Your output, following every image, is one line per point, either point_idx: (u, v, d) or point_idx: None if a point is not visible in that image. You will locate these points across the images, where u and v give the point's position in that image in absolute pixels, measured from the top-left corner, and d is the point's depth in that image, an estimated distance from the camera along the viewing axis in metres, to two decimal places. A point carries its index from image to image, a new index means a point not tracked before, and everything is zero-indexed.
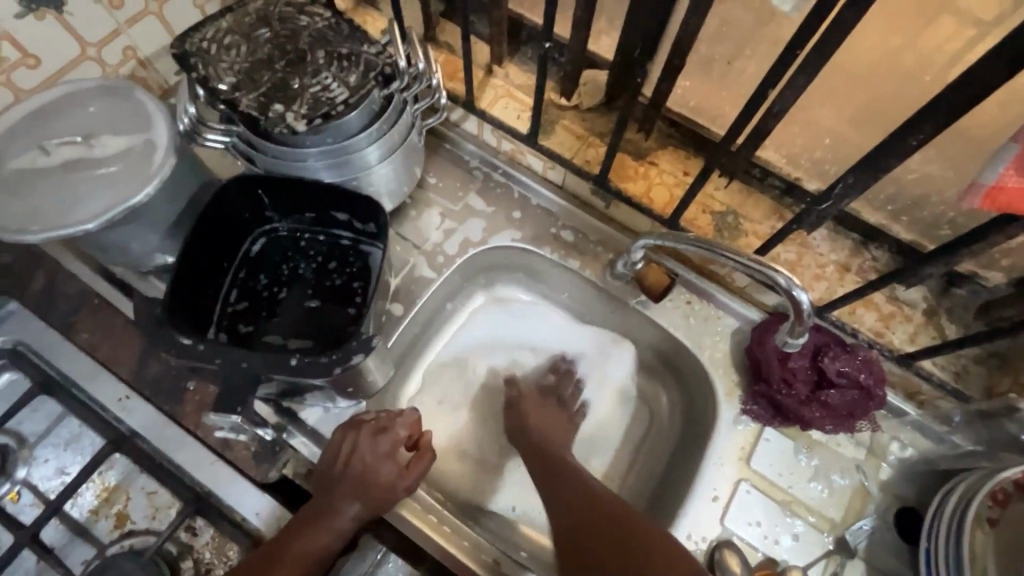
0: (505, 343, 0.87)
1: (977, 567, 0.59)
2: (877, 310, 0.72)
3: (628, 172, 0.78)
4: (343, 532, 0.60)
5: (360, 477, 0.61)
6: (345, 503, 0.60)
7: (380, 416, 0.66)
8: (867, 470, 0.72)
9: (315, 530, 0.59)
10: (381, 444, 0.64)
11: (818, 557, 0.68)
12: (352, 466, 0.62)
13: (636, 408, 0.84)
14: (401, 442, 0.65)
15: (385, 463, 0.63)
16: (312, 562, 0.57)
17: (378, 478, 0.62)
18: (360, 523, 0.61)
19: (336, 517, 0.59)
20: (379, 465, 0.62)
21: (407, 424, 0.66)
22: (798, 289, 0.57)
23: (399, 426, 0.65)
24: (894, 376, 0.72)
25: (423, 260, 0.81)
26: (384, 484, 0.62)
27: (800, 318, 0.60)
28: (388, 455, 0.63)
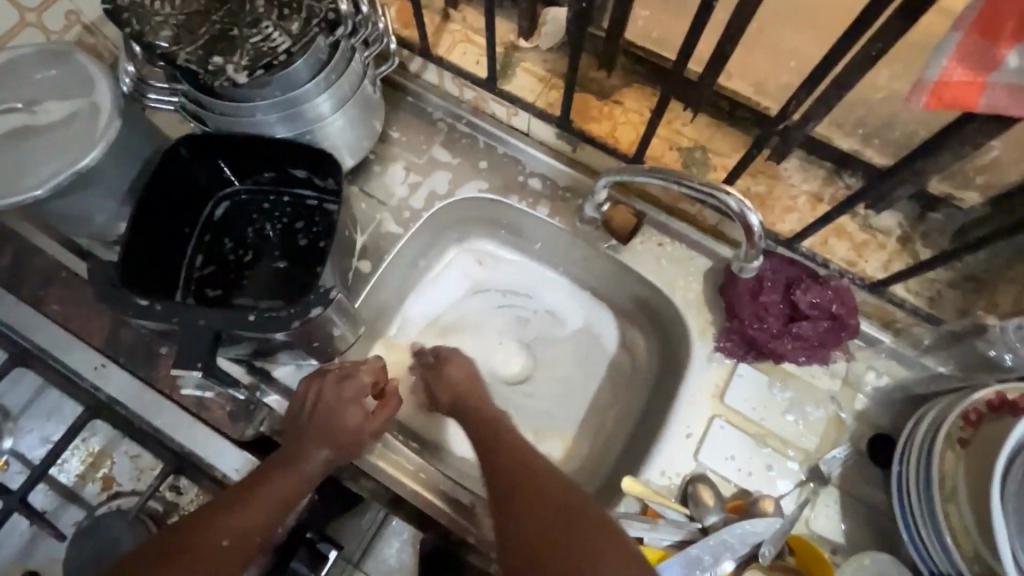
0: (477, 295, 0.87)
1: (946, 487, 0.60)
2: (850, 239, 0.71)
3: (593, 113, 0.76)
4: (309, 477, 0.61)
5: (327, 420, 0.63)
6: (312, 448, 0.61)
7: (344, 365, 0.68)
8: (842, 401, 0.71)
9: (282, 472, 0.60)
10: (345, 390, 0.66)
11: (792, 487, 0.68)
12: (319, 410, 0.64)
13: (612, 356, 0.85)
14: (366, 389, 0.67)
15: (352, 408, 0.65)
16: (281, 501, 0.58)
17: (344, 423, 0.63)
18: (327, 468, 0.62)
19: (302, 460, 0.61)
20: (344, 409, 0.64)
21: (371, 371, 0.69)
22: (750, 212, 0.56)
23: (363, 372, 0.68)
24: (868, 304, 0.71)
25: (389, 216, 0.80)
26: (351, 429, 0.64)
27: (754, 243, 0.60)
28: (353, 400, 0.65)
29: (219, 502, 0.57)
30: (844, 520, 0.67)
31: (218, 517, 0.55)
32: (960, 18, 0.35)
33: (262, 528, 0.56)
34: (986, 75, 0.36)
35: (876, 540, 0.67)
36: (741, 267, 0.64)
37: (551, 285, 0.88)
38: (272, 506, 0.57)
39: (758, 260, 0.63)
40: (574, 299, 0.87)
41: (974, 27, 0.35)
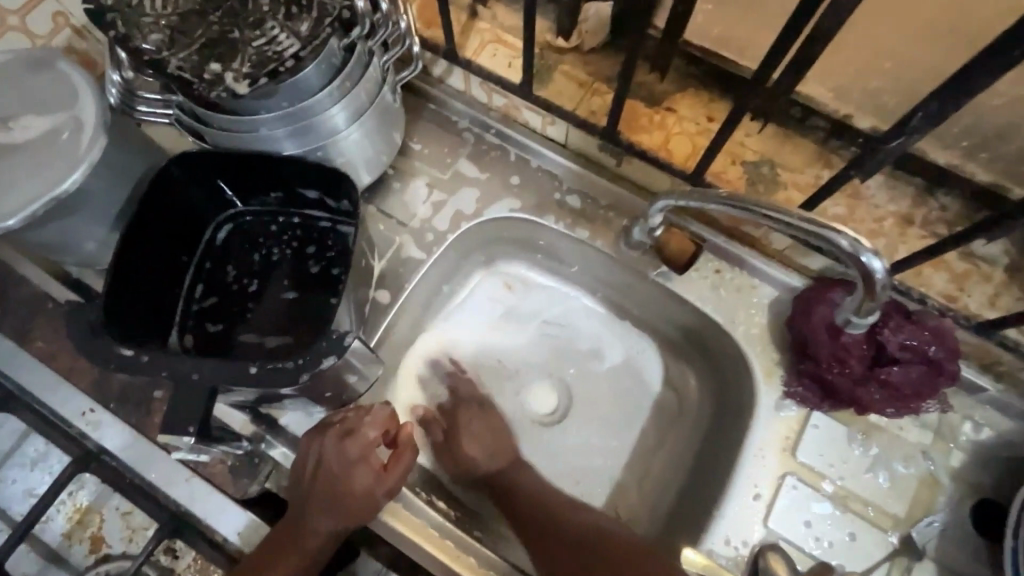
0: (507, 324, 0.78)
1: None
2: (948, 268, 0.60)
3: (642, 122, 0.67)
4: (315, 549, 0.55)
5: (332, 488, 0.55)
6: (317, 523, 0.55)
7: (348, 416, 0.58)
8: (936, 457, 0.61)
9: (286, 551, 0.54)
10: (347, 453, 0.56)
11: (879, 561, 0.58)
12: (322, 476, 0.55)
13: (657, 396, 0.76)
14: (374, 445, 0.57)
15: (356, 472, 0.55)
16: None
17: (348, 494, 0.55)
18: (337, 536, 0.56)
19: (308, 534, 0.55)
20: (350, 474, 0.55)
21: (378, 423, 0.58)
22: (867, 253, 0.45)
23: (369, 426, 0.57)
24: (967, 346, 0.61)
25: (409, 239, 0.71)
26: (358, 496, 0.55)
27: (872, 292, 0.49)
28: (356, 463, 0.56)
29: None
30: None
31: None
32: None
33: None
34: None
35: None
36: (852, 321, 0.55)
37: (589, 312, 0.79)
38: None
39: (874, 314, 0.53)
40: (615, 329, 0.78)
41: None
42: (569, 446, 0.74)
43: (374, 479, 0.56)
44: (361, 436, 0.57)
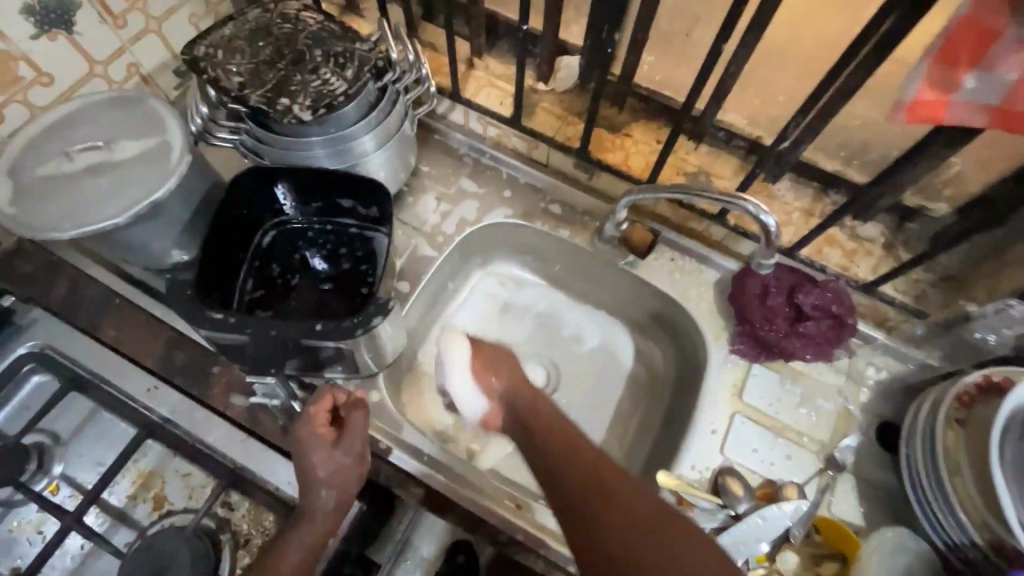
0: (504, 315, 0.94)
1: (952, 462, 0.66)
2: (841, 247, 0.80)
3: (606, 145, 0.86)
4: (319, 523, 0.62)
5: (304, 468, 0.63)
6: (314, 500, 0.62)
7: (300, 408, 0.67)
8: (848, 394, 0.78)
9: (295, 538, 0.61)
10: (309, 437, 0.64)
11: (811, 475, 0.74)
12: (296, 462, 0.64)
13: (630, 370, 0.91)
14: (324, 422, 0.66)
15: (315, 445, 0.64)
16: (310, 550, 0.61)
17: (328, 466, 0.63)
18: (338, 508, 0.64)
19: (308, 514, 0.62)
20: (311, 451, 0.63)
21: (320, 402, 0.66)
22: (762, 213, 0.68)
23: (311, 406, 0.66)
24: (862, 306, 0.80)
25: (423, 241, 0.86)
26: (337, 466, 0.64)
27: (767, 241, 0.72)
28: (319, 440, 0.64)
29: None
30: (861, 503, 0.72)
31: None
32: (928, 50, 0.44)
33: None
34: (951, 95, 0.45)
35: (892, 521, 0.72)
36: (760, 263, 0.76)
37: (571, 305, 0.95)
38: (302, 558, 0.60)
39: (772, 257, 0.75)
40: (592, 317, 0.95)
41: (938, 56, 0.43)
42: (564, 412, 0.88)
43: (329, 446, 0.64)
44: (307, 423, 0.65)
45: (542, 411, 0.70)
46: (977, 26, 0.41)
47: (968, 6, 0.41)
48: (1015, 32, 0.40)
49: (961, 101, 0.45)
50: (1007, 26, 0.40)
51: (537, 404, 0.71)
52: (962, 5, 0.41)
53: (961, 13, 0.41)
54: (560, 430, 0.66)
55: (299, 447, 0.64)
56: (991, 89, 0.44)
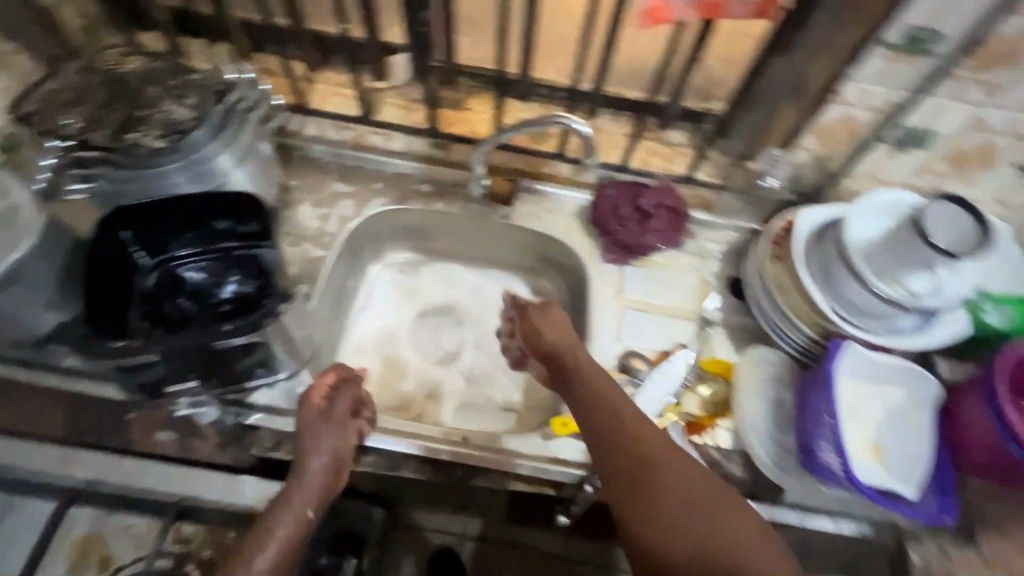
0: (411, 297, 1.02)
1: (779, 285, 0.84)
2: (661, 155, 0.97)
3: (451, 120, 0.98)
4: (314, 497, 0.65)
5: (314, 443, 0.68)
6: (308, 472, 0.66)
7: (317, 387, 0.73)
8: (703, 267, 0.95)
9: (291, 506, 0.63)
10: (307, 413, 0.70)
11: (692, 336, 0.89)
12: (305, 435, 0.69)
13: (532, 311, 1.03)
14: (345, 409, 0.73)
15: (335, 425, 0.70)
16: (294, 525, 0.62)
17: (327, 440, 0.68)
18: (327, 481, 0.67)
19: (304, 480, 0.65)
20: (328, 426, 0.69)
21: (343, 388, 0.74)
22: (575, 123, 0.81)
23: (342, 390, 0.73)
24: (690, 196, 0.97)
25: (311, 245, 0.91)
26: (330, 437, 0.69)
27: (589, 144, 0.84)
28: (312, 414, 0.70)
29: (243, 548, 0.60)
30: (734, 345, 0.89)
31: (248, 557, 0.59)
32: None
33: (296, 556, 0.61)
34: None
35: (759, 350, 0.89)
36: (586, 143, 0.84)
37: (465, 270, 1.05)
38: (289, 524, 0.62)
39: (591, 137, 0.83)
40: (488, 277, 1.05)
41: None
42: (485, 364, 0.98)
43: (343, 432, 0.70)
44: (328, 399, 0.72)
45: (640, 438, 0.64)
46: None
47: None
48: None
49: None
50: None
51: (620, 416, 0.65)
52: None
53: None
54: (647, 454, 0.63)
55: (313, 419, 0.70)
56: None
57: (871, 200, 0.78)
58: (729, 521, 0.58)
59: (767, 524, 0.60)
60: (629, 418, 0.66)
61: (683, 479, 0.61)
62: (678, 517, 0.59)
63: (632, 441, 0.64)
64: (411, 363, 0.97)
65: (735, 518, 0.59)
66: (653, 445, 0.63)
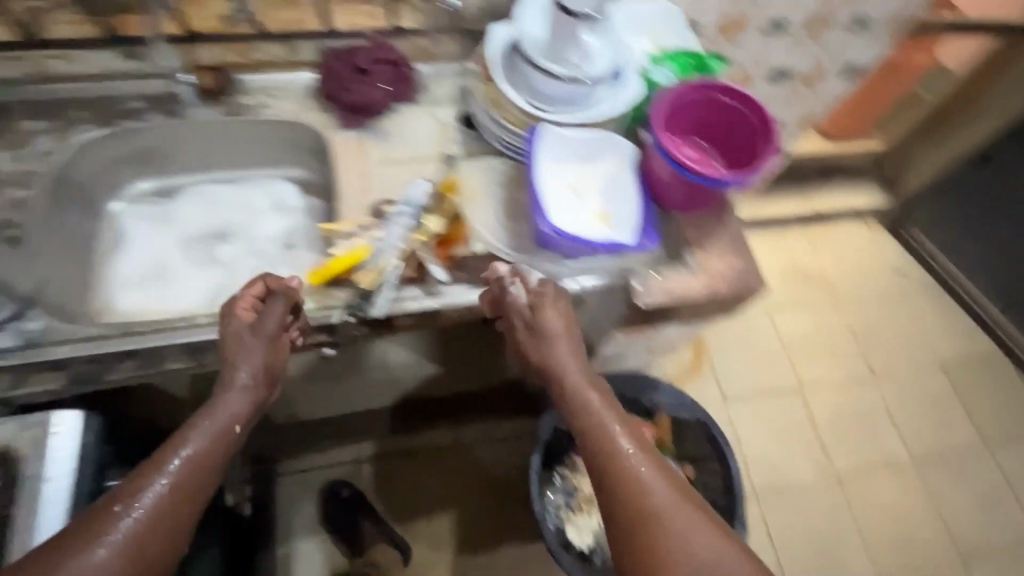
0: (168, 224, 0.99)
1: (494, 100, 0.91)
2: (368, 14, 0.98)
3: (136, 25, 0.90)
4: (198, 444, 0.66)
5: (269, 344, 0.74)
6: (235, 372, 0.72)
7: (251, 301, 0.76)
8: (439, 112, 1.00)
9: (168, 464, 0.63)
10: (231, 315, 0.75)
11: (438, 172, 0.94)
12: (252, 323, 0.74)
13: (299, 205, 1.03)
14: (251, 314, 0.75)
15: (284, 340, 0.74)
16: (142, 559, 0.58)
17: (271, 319, 0.74)
18: (251, 391, 0.73)
19: (231, 389, 0.71)
20: (268, 324, 0.74)
21: (285, 300, 0.76)
22: None
23: (280, 295, 0.76)
24: (411, 49, 1.01)
25: (13, 188, 0.83)
26: (274, 329, 0.75)
27: None
28: (237, 323, 0.74)
29: (84, 530, 0.57)
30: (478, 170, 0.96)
31: (126, 497, 0.60)
32: None
33: (159, 556, 0.59)
34: None
35: None
36: None
37: (218, 185, 1.02)
38: (144, 553, 0.58)
39: None
40: (250, 183, 1.03)
41: None
42: (263, 264, 0.98)
43: (249, 313, 0.75)
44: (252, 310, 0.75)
45: (551, 334, 0.77)
46: None
47: None
48: None
49: None
50: None
51: (556, 377, 0.76)
52: None
53: None
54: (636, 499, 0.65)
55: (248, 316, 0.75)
56: None
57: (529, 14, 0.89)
58: (642, 500, 0.64)
59: (679, 494, 0.65)
60: (601, 416, 0.72)
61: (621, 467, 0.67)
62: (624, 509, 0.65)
63: (584, 419, 0.73)
64: (185, 283, 0.95)
65: (658, 497, 0.65)
66: (593, 408, 0.73)
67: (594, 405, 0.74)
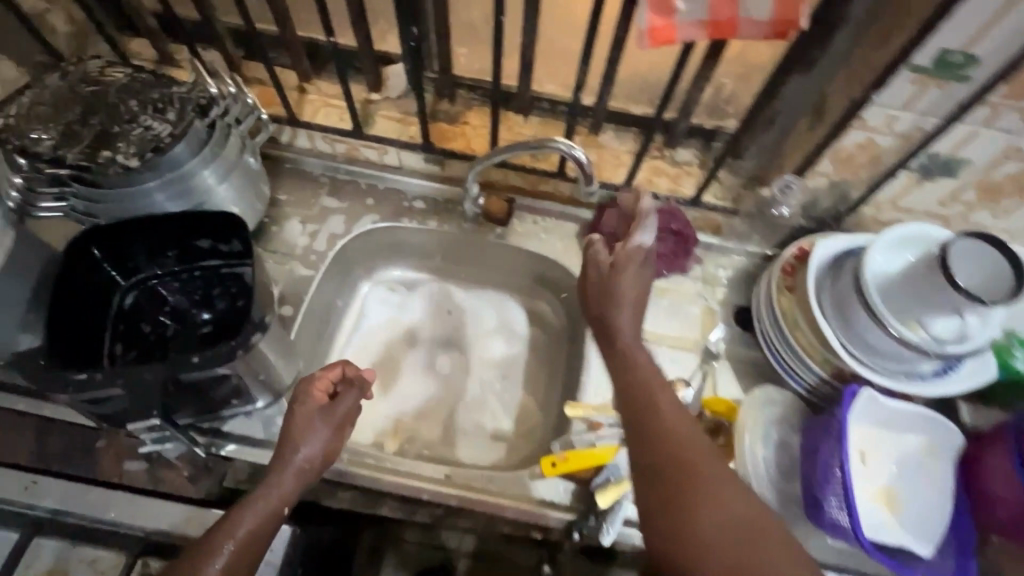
0: (403, 314, 0.98)
1: (791, 319, 0.79)
2: (667, 175, 0.91)
3: (448, 135, 0.93)
4: (246, 522, 0.61)
5: (301, 424, 0.67)
6: (292, 457, 0.66)
7: (322, 380, 0.70)
8: (707, 295, 0.90)
9: (220, 551, 0.59)
10: (303, 395, 0.69)
11: (695, 369, 0.84)
12: (292, 420, 0.68)
13: (527, 335, 0.98)
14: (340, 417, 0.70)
15: (321, 437, 0.68)
16: None
17: (345, 408, 0.70)
18: (304, 475, 0.66)
19: (287, 469, 0.65)
20: (311, 427, 0.68)
21: (348, 399, 0.71)
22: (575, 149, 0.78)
23: (339, 401, 0.70)
24: (698, 219, 0.92)
25: (298, 263, 0.87)
26: (346, 416, 0.71)
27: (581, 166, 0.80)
28: (309, 403, 0.69)
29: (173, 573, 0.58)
30: (739, 380, 0.84)
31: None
32: None
33: None
34: (673, 18, 0.55)
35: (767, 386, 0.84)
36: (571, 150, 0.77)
37: (454, 292, 1.00)
38: None
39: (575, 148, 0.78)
40: (486, 298, 1.00)
41: None
42: (478, 388, 0.93)
43: (321, 396, 0.70)
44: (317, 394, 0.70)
45: (654, 404, 0.61)
46: None
47: None
48: None
49: (683, 22, 0.56)
50: None
51: (671, 428, 0.59)
52: None
53: None
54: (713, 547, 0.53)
55: (323, 408, 0.69)
56: (697, 7, 0.54)
57: (889, 237, 0.71)
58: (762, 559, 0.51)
59: (817, 566, 0.52)
60: (706, 513, 0.54)
61: (741, 513, 0.54)
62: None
63: (688, 455, 0.57)
64: (402, 384, 0.93)
65: (773, 547, 0.52)
66: (700, 459, 0.57)
67: (683, 426, 0.60)
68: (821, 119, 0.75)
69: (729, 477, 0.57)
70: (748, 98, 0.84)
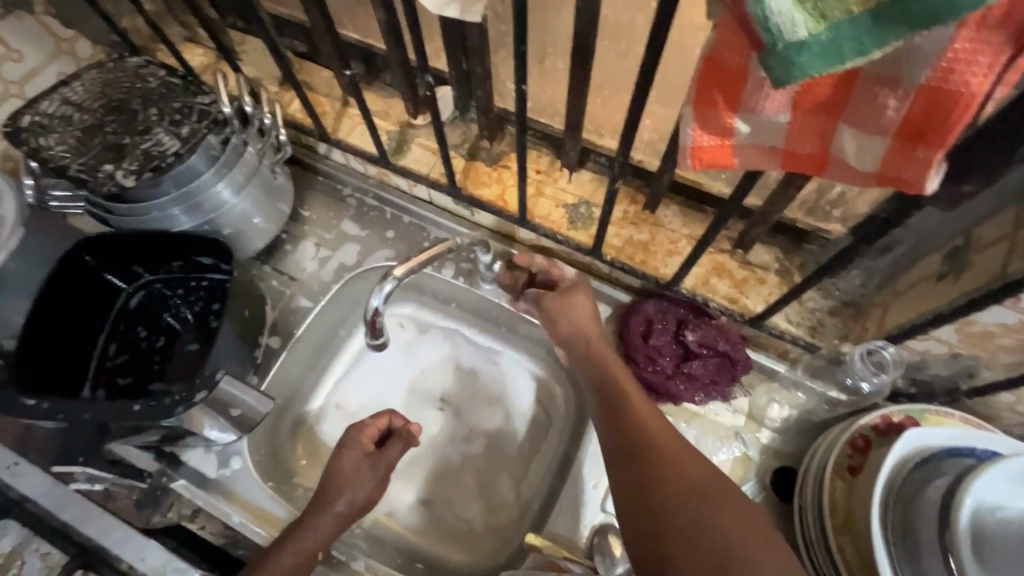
0: (407, 355, 0.88)
1: (837, 517, 0.60)
2: (731, 277, 0.73)
3: (482, 179, 0.81)
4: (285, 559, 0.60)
5: (348, 472, 0.68)
6: (332, 502, 0.65)
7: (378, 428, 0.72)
8: (746, 437, 0.74)
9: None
10: (352, 441, 0.70)
11: None
12: (334, 468, 0.68)
13: (530, 416, 0.84)
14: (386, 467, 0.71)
15: (364, 485, 0.68)
16: None
17: (390, 459, 0.71)
18: (342, 521, 0.66)
19: (326, 513, 0.65)
20: (356, 477, 0.68)
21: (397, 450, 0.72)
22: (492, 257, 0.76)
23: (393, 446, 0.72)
24: (760, 338, 0.73)
25: (299, 291, 0.84)
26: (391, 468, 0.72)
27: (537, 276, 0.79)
28: (357, 448, 0.70)
29: None
30: None
31: None
32: (686, 93, 0.37)
33: None
34: (730, 139, 0.38)
35: None
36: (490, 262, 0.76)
37: (468, 349, 0.87)
38: None
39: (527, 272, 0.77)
40: (501, 357, 0.86)
41: (696, 100, 0.37)
42: (463, 464, 0.83)
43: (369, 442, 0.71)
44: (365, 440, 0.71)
45: (617, 374, 0.65)
46: (721, 66, 0.34)
47: (713, 43, 0.34)
48: (759, 72, 0.33)
49: (744, 145, 0.38)
50: (749, 65, 0.33)
51: (626, 392, 0.63)
52: (705, 41, 0.34)
53: (705, 51, 0.34)
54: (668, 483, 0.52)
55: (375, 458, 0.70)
56: (768, 133, 0.37)
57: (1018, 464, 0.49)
58: (705, 510, 0.48)
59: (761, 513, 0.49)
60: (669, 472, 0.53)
61: (673, 456, 0.54)
62: (689, 528, 0.47)
63: (637, 417, 0.59)
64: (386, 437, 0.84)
65: (718, 488, 0.51)
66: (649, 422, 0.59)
67: (660, 418, 0.60)
68: (957, 276, 0.52)
69: (677, 434, 0.57)
70: (866, 210, 0.61)
